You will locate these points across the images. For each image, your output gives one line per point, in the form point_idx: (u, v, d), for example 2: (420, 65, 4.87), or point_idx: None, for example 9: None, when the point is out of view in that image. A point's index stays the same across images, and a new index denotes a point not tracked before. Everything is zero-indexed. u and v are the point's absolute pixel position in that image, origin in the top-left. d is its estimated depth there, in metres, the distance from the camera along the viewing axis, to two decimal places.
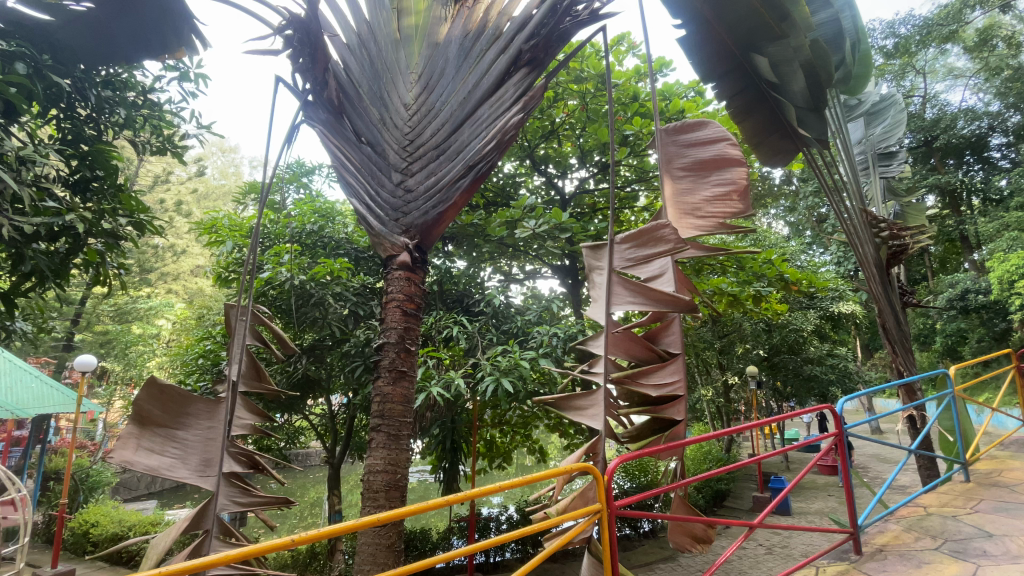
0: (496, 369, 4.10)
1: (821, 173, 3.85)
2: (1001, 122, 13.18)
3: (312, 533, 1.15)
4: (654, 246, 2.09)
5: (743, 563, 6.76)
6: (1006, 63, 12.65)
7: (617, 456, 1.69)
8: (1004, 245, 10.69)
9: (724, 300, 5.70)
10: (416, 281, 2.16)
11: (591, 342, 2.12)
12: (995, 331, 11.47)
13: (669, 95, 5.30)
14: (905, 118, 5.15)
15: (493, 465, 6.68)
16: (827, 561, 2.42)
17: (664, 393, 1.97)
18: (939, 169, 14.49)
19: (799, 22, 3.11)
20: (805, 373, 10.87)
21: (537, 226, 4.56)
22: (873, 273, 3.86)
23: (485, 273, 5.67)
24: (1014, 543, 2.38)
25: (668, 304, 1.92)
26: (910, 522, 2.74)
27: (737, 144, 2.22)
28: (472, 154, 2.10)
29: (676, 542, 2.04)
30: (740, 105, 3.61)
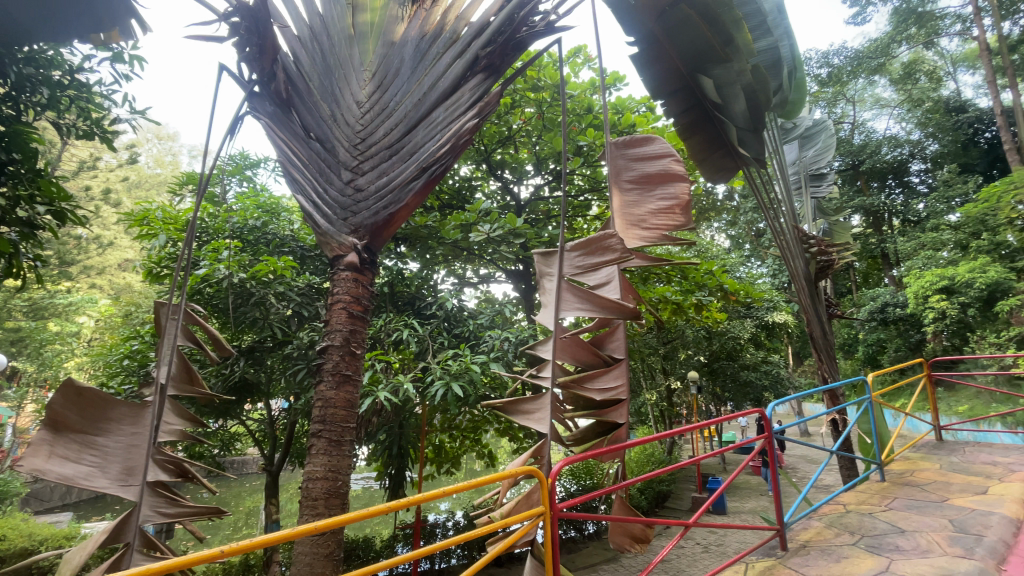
0: (446, 373, 4.05)
1: (759, 191, 4.07)
2: (921, 150, 14.49)
3: (243, 543, 1.09)
4: (602, 254, 2.16)
5: (682, 562, 7.01)
6: (927, 95, 14.02)
7: (562, 458, 1.70)
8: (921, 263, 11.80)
9: (668, 308, 5.95)
10: (364, 282, 2.12)
11: (540, 347, 2.15)
12: (911, 341, 12.52)
13: (621, 109, 5.49)
14: (835, 142, 5.52)
15: (441, 470, 6.61)
16: (756, 557, 2.56)
17: (607, 397, 2.03)
18: (864, 191, 15.81)
19: (742, 48, 3.38)
20: (742, 379, 11.47)
21: (492, 230, 4.59)
22: (802, 286, 4.14)
23: (438, 276, 5.61)
24: (922, 537, 2.57)
25: (613, 311, 1.99)
26: (830, 520, 2.94)
27: (681, 160, 2.32)
28: (426, 156, 2.08)
29: (615, 542, 2.10)
30: (686, 123, 3.77)
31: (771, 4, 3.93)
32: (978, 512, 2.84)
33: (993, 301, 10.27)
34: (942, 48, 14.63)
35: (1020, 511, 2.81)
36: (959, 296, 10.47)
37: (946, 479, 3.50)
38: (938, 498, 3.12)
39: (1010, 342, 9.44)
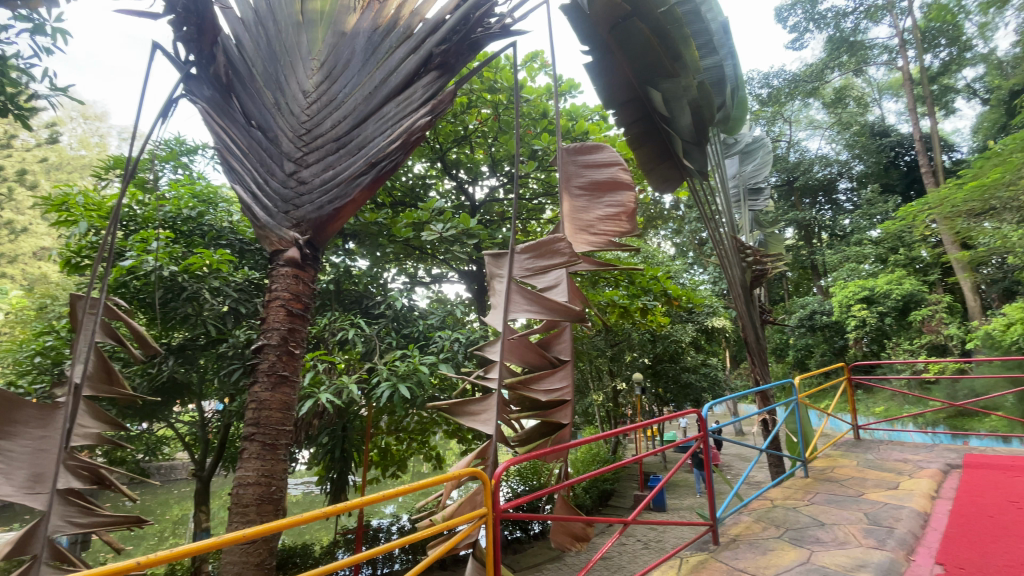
0: (393, 375, 3.95)
1: (701, 203, 4.28)
2: (848, 170, 15.72)
3: (162, 553, 1.01)
4: (550, 258, 2.19)
5: (623, 559, 7.20)
6: (855, 120, 15.21)
7: (507, 459, 1.70)
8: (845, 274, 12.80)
9: (616, 312, 6.13)
10: (305, 279, 2.04)
11: (488, 347, 2.15)
12: (835, 347, 13.49)
13: (575, 116, 5.57)
14: (771, 159, 5.86)
15: (386, 474, 6.47)
16: (690, 552, 2.69)
17: (552, 398, 2.07)
18: (797, 206, 16.92)
19: (689, 64, 3.51)
20: (683, 380, 11.96)
21: (444, 230, 4.55)
22: (738, 293, 4.37)
23: (388, 275, 5.48)
24: (840, 530, 2.76)
25: (559, 313, 2.03)
26: (758, 514, 3.12)
27: (628, 169, 2.41)
28: (375, 150, 2.03)
29: (556, 542, 2.14)
30: (636, 133, 3.89)
31: (717, 25, 4.14)
32: (889, 505, 3.06)
33: (907, 310, 11.29)
34: (870, 77, 15.90)
35: (926, 503, 3.05)
36: (878, 306, 11.42)
37: (862, 475, 3.78)
38: (854, 494, 3.36)
39: (922, 348, 10.53)
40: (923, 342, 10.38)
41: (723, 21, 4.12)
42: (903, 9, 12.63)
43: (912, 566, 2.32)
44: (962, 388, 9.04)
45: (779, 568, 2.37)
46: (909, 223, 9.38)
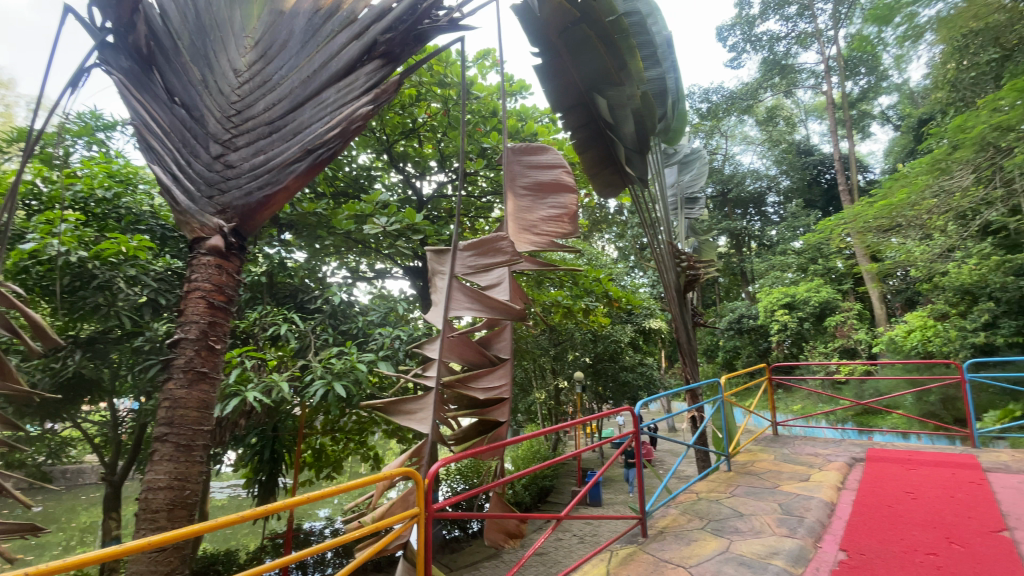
0: (328, 372, 3.80)
1: (641, 208, 4.45)
2: (776, 184, 16.87)
3: (58, 563, 0.91)
4: (493, 256, 2.19)
5: (559, 554, 7.35)
6: (783, 138, 16.36)
7: (442, 458, 1.68)
8: (772, 281, 13.84)
9: (560, 312, 6.23)
10: (229, 270, 1.92)
11: (427, 345, 2.12)
12: (760, 348, 14.45)
13: (524, 117, 5.58)
14: (707, 170, 6.17)
15: (321, 475, 6.22)
16: (620, 545, 2.80)
17: (490, 396, 2.07)
18: (730, 216, 17.97)
19: (635, 74, 3.62)
20: (621, 379, 12.35)
21: (388, 224, 4.42)
22: (673, 297, 4.58)
23: (327, 268, 5.26)
24: (755, 520, 2.96)
25: (500, 312, 2.04)
26: (685, 507, 3.29)
27: (571, 172, 2.44)
28: (312, 137, 1.93)
29: (490, 539, 2.16)
30: (582, 137, 3.97)
31: (662, 38, 4.31)
32: (800, 496, 3.31)
33: (823, 316, 12.30)
34: (798, 99, 17.15)
35: (832, 494, 3.32)
36: (798, 311, 12.36)
37: (778, 468, 4.07)
38: (770, 486, 3.61)
39: (835, 351, 11.50)
40: (836, 345, 11.34)
41: (667, 35, 4.30)
42: (830, 38, 13.68)
43: (818, 552, 2.52)
44: (868, 388, 9.94)
45: (700, 557, 2.51)
46: (826, 236, 10.20)
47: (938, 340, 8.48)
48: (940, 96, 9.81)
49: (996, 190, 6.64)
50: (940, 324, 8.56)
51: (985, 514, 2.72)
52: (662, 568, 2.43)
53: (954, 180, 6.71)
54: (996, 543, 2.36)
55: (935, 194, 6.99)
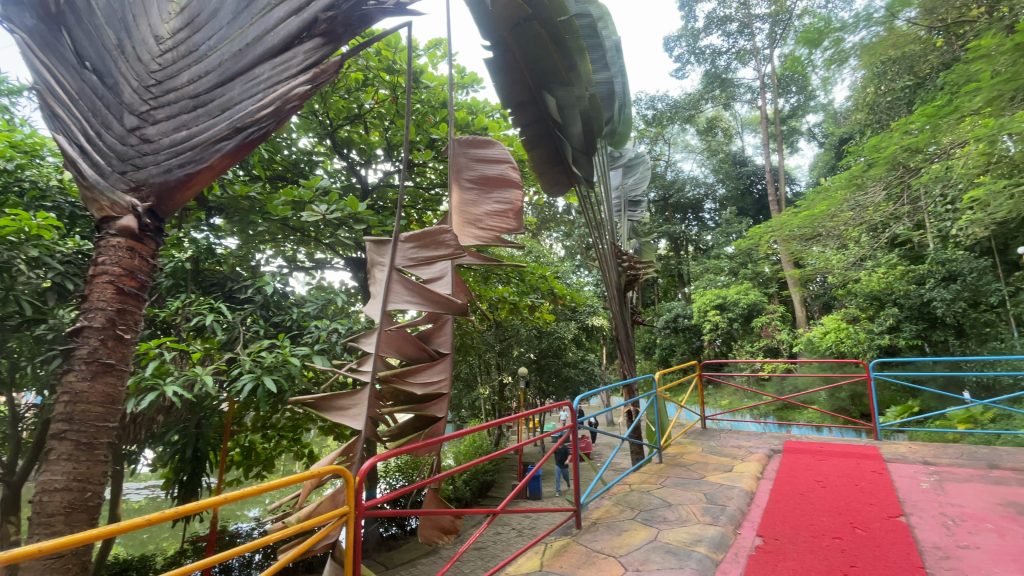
0: (257, 367, 3.58)
1: (587, 210, 4.55)
2: (713, 192, 17.80)
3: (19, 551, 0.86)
4: (435, 249, 2.14)
5: (497, 548, 7.40)
6: (721, 148, 17.23)
7: (375, 455, 1.64)
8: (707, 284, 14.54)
9: (506, 308, 6.25)
10: (142, 253, 1.76)
11: (364, 339, 2.08)
12: (693, 346, 15.18)
13: (474, 110, 5.48)
14: (649, 175, 6.38)
15: (250, 474, 5.90)
16: (555, 537, 2.87)
17: (428, 391, 2.05)
18: (670, 220, 18.75)
19: (583, 76, 3.68)
20: (563, 374, 12.59)
21: (328, 212, 4.25)
22: (614, 295, 4.70)
23: (260, 256, 4.97)
24: (682, 509, 3.12)
25: (441, 306, 2.02)
26: (618, 498, 3.41)
27: (517, 168, 2.44)
28: (242, 114, 1.81)
29: (424, 535, 2.14)
30: (531, 134, 3.96)
31: (611, 43, 4.41)
32: (724, 486, 3.52)
33: (750, 317, 13.12)
34: (736, 112, 18.11)
35: (752, 484, 3.56)
36: (728, 312, 13.12)
37: (705, 460, 4.31)
38: (697, 476, 3.81)
39: (760, 350, 12.31)
40: (761, 345, 12.15)
41: (616, 40, 4.40)
42: (765, 56, 14.60)
43: (738, 538, 2.69)
44: (788, 385, 10.72)
45: (630, 547, 2.61)
46: (756, 243, 10.83)
47: (849, 342, 9.10)
48: (860, 118, 10.69)
49: (903, 207, 7.36)
50: (851, 328, 9.29)
51: (884, 501, 3.01)
52: (594, 559, 2.50)
53: (868, 196, 7.42)
54: (892, 527, 2.61)
55: (852, 207, 7.64)
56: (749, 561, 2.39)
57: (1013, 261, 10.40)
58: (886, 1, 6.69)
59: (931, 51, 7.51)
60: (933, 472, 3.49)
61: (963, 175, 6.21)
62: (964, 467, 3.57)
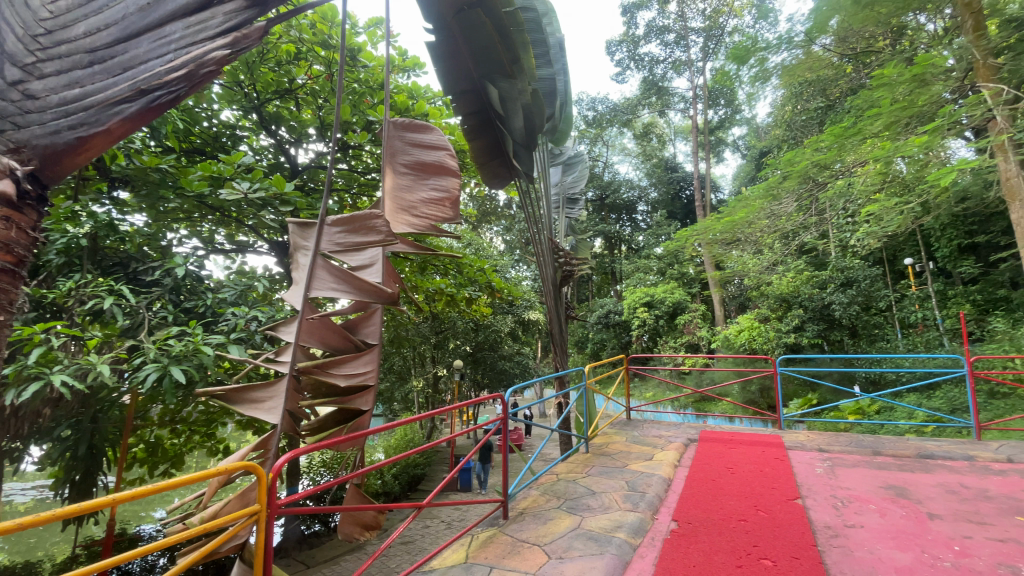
0: (164, 356, 3.28)
1: (526, 204, 4.57)
2: (645, 195, 18.59)
3: None
4: (365, 235, 2.06)
5: (424, 541, 7.34)
6: (655, 153, 18.01)
7: (288, 453, 1.57)
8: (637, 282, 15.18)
9: (443, 299, 6.18)
10: (21, 224, 1.53)
11: (283, 328, 1.97)
12: (622, 341, 15.84)
13: (415, 95, 5.31)
14: (587, 174, 6.53)
15: (155, 472, 5.41)
16: (481, 529, 2.88)
17: (353, 383, 1.96)
18: (606, 220, 19.37)
19: (526, 70, 3.67)
20: (498, 367, 12.68)
21: (250, 190, 3.96)
22: (549, 290, 4.76)
23: (171, 235, 4.53)
24: (605, 497, 3.24)
25: (370, 294, 1.94)
26: (544, 488, 3.49)
27: (455, 156, 2.38)
28: (148, 75, 1.63)
29: (344, 533, 2.07)
30: (472, 124, 3.90)
31: (555, 40, 4.45)
32: (644, 474, 3.70)
33: (675, 315, 13.87)
34: (670, 119, 18.97)
35: (669, 471, 3.77)
36: (655, 309, 13.78)
37: (628, 449, 4.51)
38: (620, 465, 3.98)
39: (682, 346, 13.05)
40: (683, 341, 12.90)
41: (560, 38, 4.44)
42: (698, 69, 15.41)
43: (654, 523, 2.84)
44: (706, 379, 11.47)
45: (553, 536, 2.67)
46: (682, 245, 11.43)
47: (760, 339, 9.89)
48: (778, 133, 11.56)
49: (811, 217, 8.05)
50: (762, 327, 10.08)
51: (784, 485, 3.30)
52: (518, 548, 2.54)
53: (781, 207, 8.07)
54: (789, 509, 2.87)
55: (767, 216, 8.29)
56: (664, 544, 2.53)
57: (898, 271, 11.75)
58: (805, 27, 7.35)
59: (842, 76, 8.52)
60: (825, 458, 3.88)
61: (862, 192, 6.95)
62: (851, 453, 3.99)
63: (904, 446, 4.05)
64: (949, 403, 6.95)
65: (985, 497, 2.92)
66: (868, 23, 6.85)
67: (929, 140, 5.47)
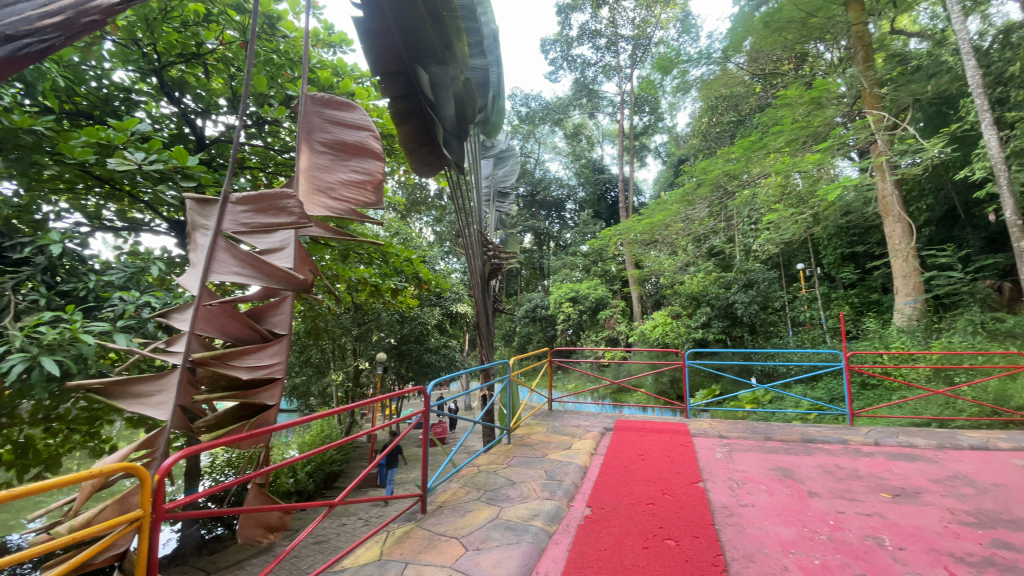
0: (34, 345, 2.85)
1: (457, 195, 4.51)
2: (574, 194, 19.10)
3: None
4: (275, 215, 1.91)
5: (340, 540, 7.07)
6: (584, 154, 18.58)
7: (179, 451, 1.44)
8: (564, 278, 15.58)
9: (367, 289, 5.96)
10: None
11: (176, 314, 1.79)
12: (547, 335, 16.18)
13: (340, 72, 5.03)
14: (518, 169, 6.56)
15: (21, 478, 4.71)
16: (397, 524, 2.82)
17: (257, 375, 1.83)
18: (535, 216, 19.68)
19: (459, 57, 3.60)
20: (424, 360, 12.48)
21: (146, 161, 3.54)
22: (477, 282, 4.72)
23: (48, 207, 3.93)
24: (524, 486, 3.30)
25: (279, 281, 1.80)
26: (464, 480, 3.49)
27: (378, 138, 2.27)
28: (13, 19, 1.29)
29: (245, 536, 1.92)
30: (401, 108, 3.73)
31: (489, 30, 4.40)
32: (562, 463, 3.81)
33: (597, 310, 14.41)
34: (599, 122, 19.61)
35: (586, 459, 3.91)
36: (579, 304, 14.24)
37: (548, 440, 4.62)
38: (540, 455, 4.06)
39: (602, 340, 13.61)
40: (604, 335, 13.46)
41: (494, 29, 4.40)
42: (626, 75, 16.01)
43: (570, 510, 2.94)
44: (624, 372, 12.06)
45: (471, 527, 2.68)
46: (606, 243, 11.89)
47: (673, 334, 10.55)
48: (696, 143, 12.35)
49: (720, 223, 8.70)
50: (675, 323, 10.77)
51: (688, 470, 3.54)
52: (435, 542, 2.51)
53: (695, 212, 8.66)
54: (693, 491, 3.09)
55: (683, 220, 8.85)
56: (578, 530, 2.62)
57: (791, 275, 13.04)
58: (723, 46, 7.95)
59: (753, 94, 9.24)
60: (724, 444, 4.23)
61: (765, 202, 7.63)
62: (747, 439, 4.38)
63: (790, 431, 4.51)
64: (828, 393, 7.86)
65: (855, 476, 3.34)
66: (775, 47, 7.62)
67: (821, 158, 6.13)
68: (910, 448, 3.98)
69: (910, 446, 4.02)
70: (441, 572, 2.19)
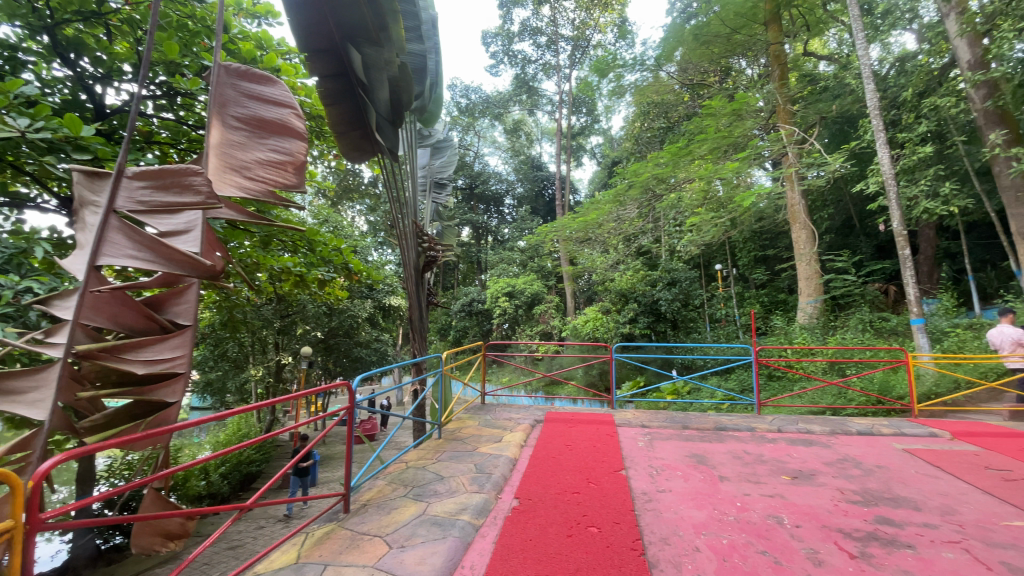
0: None
1: (391, 184, 4.37)
2: (513, 189, 19.20)
3: None
4: (179, 194, 1.74)
5: (256, 544, 6.68)
6: (523, 150, 18.73)
7: (60, 454, 1.30)
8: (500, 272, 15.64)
9: (291, 279, 5.63)
10: None
11: (57, 301, 1.58)
12: (483, 329, 16.19)
13: (264, 45, 4.69)
14: (456, 160, 6.44)
15: None
16: (317, 525, 2.70)
17: (154, 370, 1.67)
18: (473, 209, 19.57)
19: (394, 41, 3.48)
20: (353, 354, 12.06)
21: (29, 127, 3.09)
22: (410, 274, 4.60)
23: None
24: (452, 481, 3.28)
25: (183, 267, 1.64)
26: (391, 477, 3.40)
27: (302, 117, 2.13)
28: None
29: (139, 546, 1.74)
30: (331, 88, 3.50)
31: (428, 16, 4.30)
32: (492, 456, 3.82)
33: (532, 306, 14.61)
34: (538, 119, 19.81)
35: (515, 452, 3.96)
36: (515, 299, 14.37)
37: (479, 433, 4.62)
38: (470, 449, 4.05)
39: (537, 335, 13.83)
40: (538, 329, 13.69)
41: (433, 15, 4.30)
42: (565, 75, 16.29)
43: (498, 502, 2.95)
44: (556, 365, 12.34)
45: (396, 524, 2.62)
46: (542, 240, 12.08)
47: (603, 329, 10.94)
48: (629, 146, 12.83)
49: (649, 224, 9.09)
50: (606, 318, 11.17)
51: (612, 459, 3.68)
52: (357, 542, 2.43)
53: (626, 212, 9.02)
54: (615, 480, 3.22)
55: (615, 219, 9.17)
56: (505, 522, 2.64)
57: (711, 275, 13.93)
58: (656, 54, 8.31)
59: (682, 103, 9.72)
60: (647, 434, 4.44)
61: (689, 205, 8.07)
62: (667, 428, 4.63)
63: (706, 421, 4.82)
64: (740, 384, 8.51)
65: (761, 461, 3.63)
66: (703, 59, 8.11)
67: (740, 166, 6.61)
68: (808, 434, 4.39)
69: (808, 432, 4.44)
70: (362, 572, 2.12)
